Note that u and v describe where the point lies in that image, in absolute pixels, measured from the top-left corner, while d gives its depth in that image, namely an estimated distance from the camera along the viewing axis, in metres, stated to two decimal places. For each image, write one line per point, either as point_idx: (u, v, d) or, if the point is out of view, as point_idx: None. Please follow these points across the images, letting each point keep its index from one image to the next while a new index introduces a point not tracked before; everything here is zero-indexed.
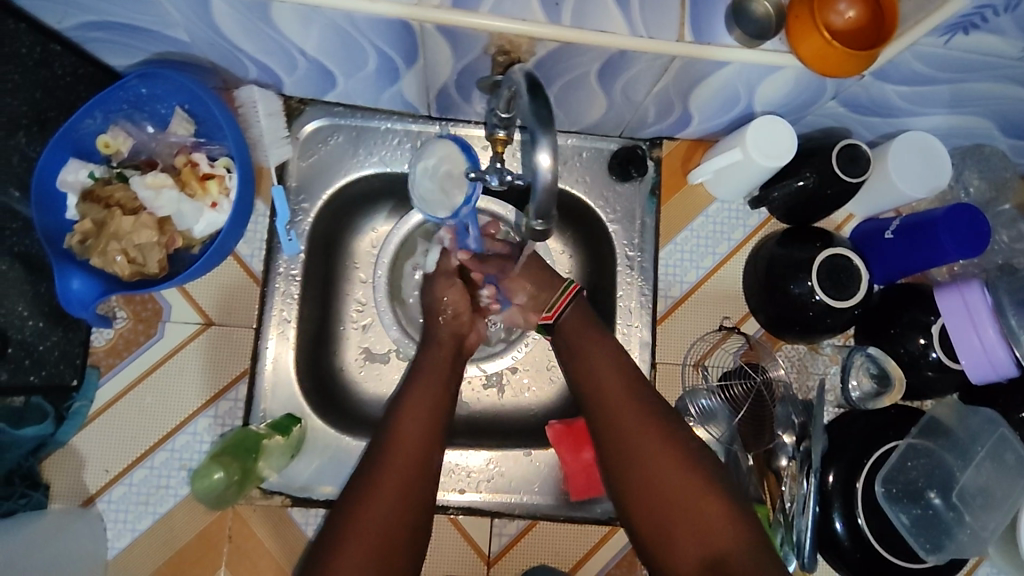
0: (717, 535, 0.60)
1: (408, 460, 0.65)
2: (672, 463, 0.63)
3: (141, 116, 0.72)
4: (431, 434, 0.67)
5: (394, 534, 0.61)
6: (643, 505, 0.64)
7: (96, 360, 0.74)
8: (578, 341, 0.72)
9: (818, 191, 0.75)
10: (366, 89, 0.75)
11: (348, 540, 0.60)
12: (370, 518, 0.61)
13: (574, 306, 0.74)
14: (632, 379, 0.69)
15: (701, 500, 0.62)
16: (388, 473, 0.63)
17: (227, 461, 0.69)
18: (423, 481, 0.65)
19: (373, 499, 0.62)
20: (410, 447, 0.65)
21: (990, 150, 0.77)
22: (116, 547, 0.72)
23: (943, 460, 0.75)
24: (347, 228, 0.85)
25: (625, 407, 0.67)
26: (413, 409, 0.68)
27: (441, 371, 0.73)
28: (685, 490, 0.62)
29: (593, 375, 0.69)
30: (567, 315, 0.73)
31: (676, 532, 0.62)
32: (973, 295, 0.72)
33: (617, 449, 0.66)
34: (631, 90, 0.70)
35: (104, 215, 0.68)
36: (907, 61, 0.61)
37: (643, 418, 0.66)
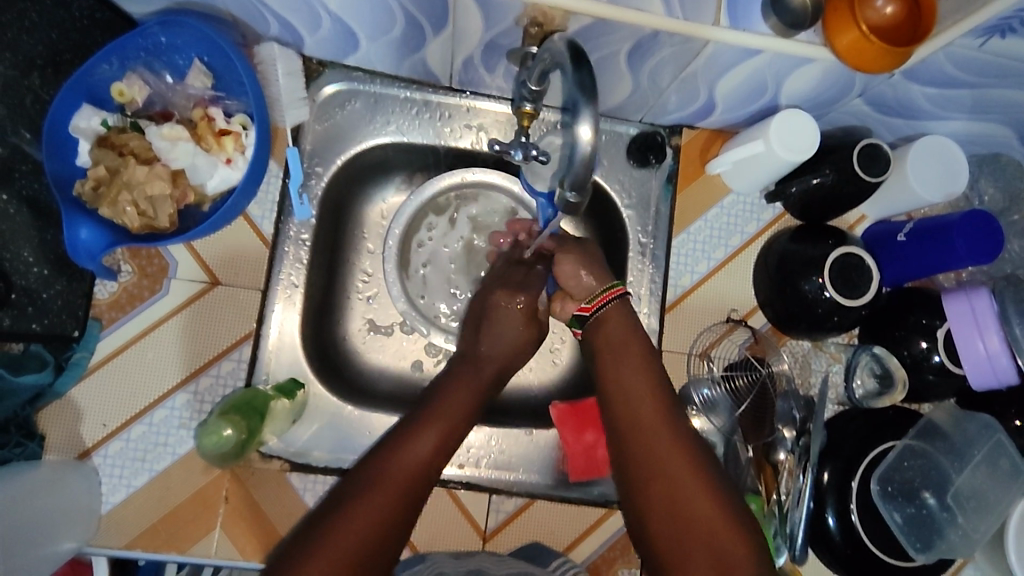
0: (720, 542, 0.58)
1: (417, 455, 0.64)
2: (686, 467, 0.62)
3: (160, 65, 0.70)
4: (453, 437, 0.67)
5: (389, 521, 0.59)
6: (653, 503, 0.62)
7: (98, 313, 0.73)
8: (613, 338, 0.71)
9: (835, 188, 0.75)
10: (389, 54, 0.74)
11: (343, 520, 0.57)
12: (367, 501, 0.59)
13: (616, 305, 0.72)
14: (657, 382, 0.68)
15: (710, 508, 0.60)
16: (399, 464, 0.62)
17: (233, 418, 0.67)
18: (430, 473, 0.64)
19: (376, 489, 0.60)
20: (424, 441, 0.65)
21: (1007, 158, 0.78)
22: (110, 501, 0.71)
23: (939, 462, 0.76)
24: (358, 198, 0.84)
25: (646, 409, 0.66)
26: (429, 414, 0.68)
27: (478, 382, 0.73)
28: (693, 492, 0.61)
29: (620, 375, 0.69)
30: (607, 310, 0.72)
31: (688, 535, 0.59)
32: (980, 302, 0.72)
33: (638, 451, 0.64)
34: (658, 73, 0.69)
35: (118, 162, 0.67)
36: (938, 62, 0.61)
37: (661, 415, 0.66)
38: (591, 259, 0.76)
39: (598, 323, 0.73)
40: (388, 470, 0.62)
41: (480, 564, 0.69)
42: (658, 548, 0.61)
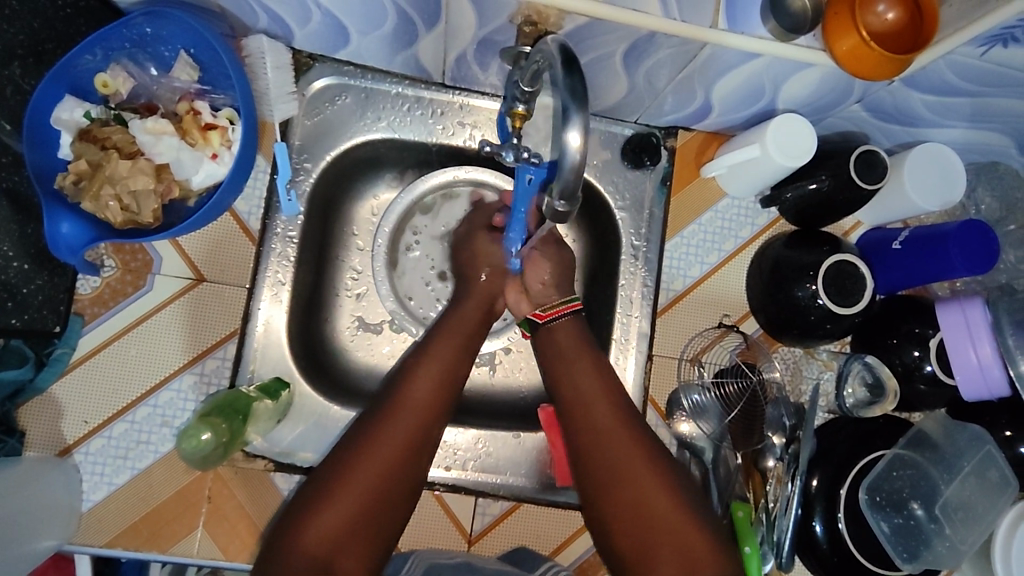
0: (688, 546, 0.59)
1: (386, 454, 0.61)
2: (649, 475, 0.62)
3: (144, 57, 0.69)
4: (431, 426, 0.65)
5: (384, 494, 0.60)
6: (614, 508, 0.62)
7: (79, 309, 0.71)
8: (561, 346, 0.71)
9: (831, 195, 0.74)
10: (380, 49, 0.72)
11: (336, 497, 0.58)
12: (365, 465, 0.60)
13: (568, 319, 0.72)
14: (615, 390, 0.68)
15: (674, 514, 0.60)
16: (397, 424, 0.63)
17: (214, 421, 0.66)
18: (413, 467, 0.62)
19: (336, 494, 0.58)
20: (392, 433, 0.62)
21: (1004, 168, 0.77)
22: (91, 499, 0.70)
23: (928, 473, 0.75)
24: (347, 195, 0.83)
25: (602, 414, 0.66)
26: (422, 369, 0.67)
27: (450, 355, 0.69)
28: (654, 500, 0.61)
29: (573, 381, 0.68)
30: (557, 324, 0.72)
31: (653, 541, 0.60)
32: (974, 311, 0.72)
33: (596, 460, 0.64)
34: (654, 75, 0.68)
35: (100, 156, 0.65)
36: (938, 69, 0.60)
37: (617, 422, 0.65)
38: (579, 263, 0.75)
39: (551, 333, 0.72)
40: (388, 429, 0.62)
41: (468, 560, 0.70)
42: (620, 548, 0.62)
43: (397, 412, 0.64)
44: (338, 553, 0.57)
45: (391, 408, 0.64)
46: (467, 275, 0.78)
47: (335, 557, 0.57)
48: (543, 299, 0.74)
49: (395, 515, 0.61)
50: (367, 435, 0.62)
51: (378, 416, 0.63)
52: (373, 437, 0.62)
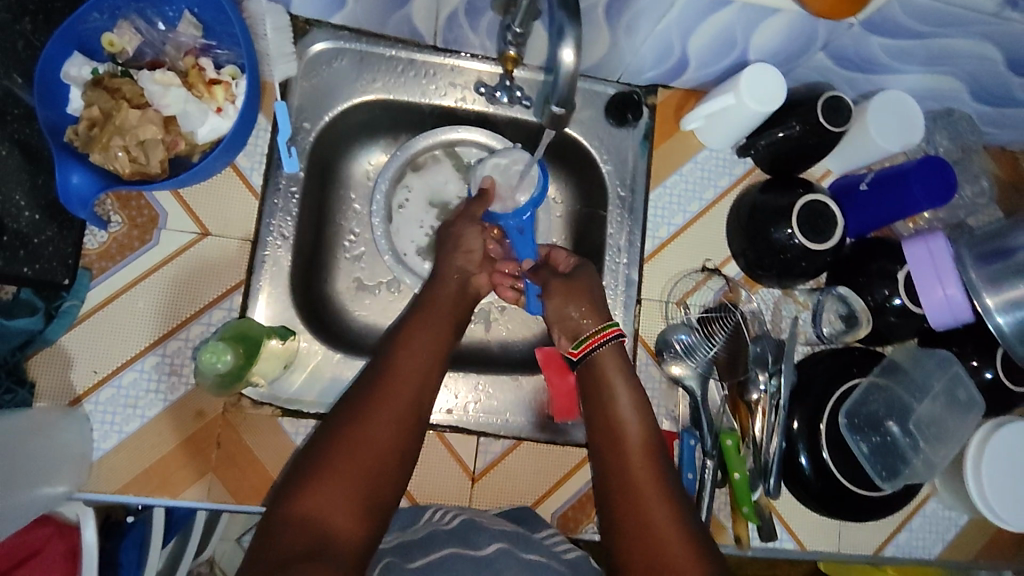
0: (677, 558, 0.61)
1: (381, 426, 0.63)
2: (660, 493, 0.65)
3: (152, 13, 0.71)
4: (422, 400, 0.67)
5: (386, 468, 0.62)
6: (624, 513, 0.65)
7: (88, 263, 0.73)
8: (603, 372, 0.72)
9: (802, 140, 0.79)
10: (375, 11, 0.76)
11: (341, 460, 0.61)
12: (361, 438, 0.62)
13: (611, 348, 0.72)
14: (643, 407, 0.71)
15: (672, 527, 0.63)
16: (395, 389, 0.66)
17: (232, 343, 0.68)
18: (408, 444, 0.65)
19: (334, 462, 0.60)
20: (386, 408, 0.64)
21: (959, 114, 0.84)
22: (102, 448, 0.72)
23: (902, 398, 0.80)
24: (343, 157, 0.86)
25: (630, 431, 0.69)
26: (410, 343, 0.70)
27: (438, 333, 0.72)
28: (662, 522, 0.63)
29: (604, 400, 0.71)
30: (598, 354, 0.72)
31: (651, 554, 0.62)
32: (937, 244, 0.77)
33: (614, 468, 0.68)
34: (635, 26, 0.73)
35: (111, 105, 0.68)
36: (893, 12, 0.65)
37: (642, 439, 0.69)
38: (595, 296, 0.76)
39: (592, 362, 0.72)
40: (383, 400, 0.65)
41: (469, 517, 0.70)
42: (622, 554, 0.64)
43: (387, 383, 0.66)
44: (333, 518, 0.58)
45: (385, 374, 0.67)
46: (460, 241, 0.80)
47: (330, 521, 0.58)
48: (575, 331, 0.75)
49: (394, 483, 0.62)
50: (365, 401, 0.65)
51: (372, 381, 0.66)
52: (367, 412, 0.64)
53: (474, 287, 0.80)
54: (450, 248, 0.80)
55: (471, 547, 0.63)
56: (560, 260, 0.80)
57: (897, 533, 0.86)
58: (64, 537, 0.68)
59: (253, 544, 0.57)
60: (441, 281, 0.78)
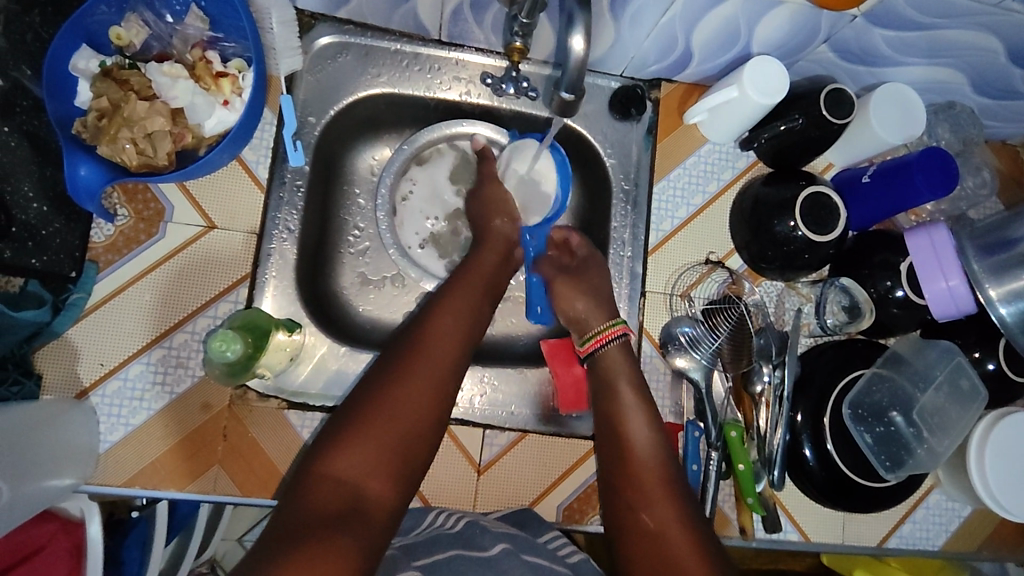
0: (682, 551, 0.62)
1: (426, 382, 0.64)
2: (662, 490, 0.67)
3: (159, 5, 0.72)
4: (461, 361, 0.68)
5: (424, 428, 0.63)
6: (631, 510, 0.67)
7: (95, 255, 0.73)
8: (609, 373, 0.76)
9: (804, 132, 0.79)
10: (381, 5, 0.77)
11: (383, 419, 0.61)
12: (405, 392, 0.63)
13: (616, 345, 0.77)
14: (648, 405, 0.74)
15: (677, 523, 0.64)
16: (430, 354, 0.67)
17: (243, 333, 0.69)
18: (447, 404, 0.66)
19: (377, 415, 0.61)
20: (428, 364, 0.66)
21: (960, 106, 0.85)
22: (108, 441, 0.72)
23: (905, 388, 0.81)
24: (348, 151, 0.87)
25: (637, 430, 0.71)
26: (451, 307, 0.71)
27: (474, 298, 0.74)
28: (666, 518, 0.65)
29: (612, 398, 0.74)
30: (603, 352, 0.77)
31: (655, 553, 0.63)
32: (940, 235, 0.78)
33: (621, 469, 0.70)
34: (639, 19, 0.73)
35: (120, 96, 0.68)
36: (896, 3, 0.66)
37: (649, 434, 0.71)
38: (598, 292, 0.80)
39: (598, 359, 0.77)
40: (425, 358, 0.66)
41: (473, 519, 0.70)
42: (629, 551, 0.65)
43: (429, 340, 0.67)
44: (369, 479, 0.58)
45: (423, 341, 0.67)
46: (503, 205, 0.83)
47: (366, 483, 0.58)
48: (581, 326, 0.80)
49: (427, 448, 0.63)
50: (402, 368, 0.65)
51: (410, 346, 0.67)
52: (407, 369, 0.65)
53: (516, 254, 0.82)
54: (491, 213, 0.83)
55: (475, 548, 0.64)
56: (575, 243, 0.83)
57: (901, 525, 0.86)
58: (69, 533, 0.67)
59: (286, 501, 0.57)
60: (483, 251, 0.80)
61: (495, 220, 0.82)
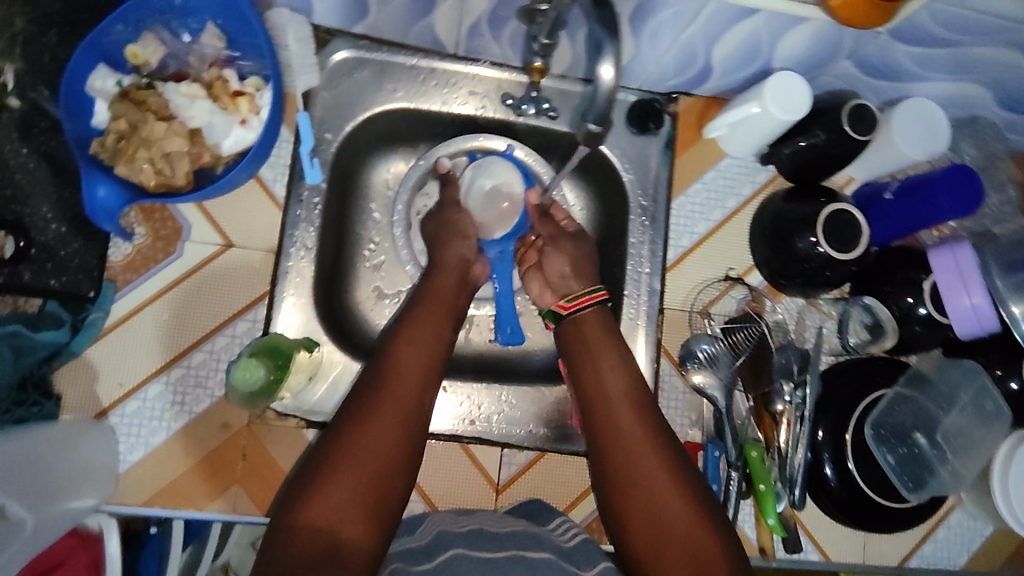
0: (695, 544, 0.63)
1: (386, 420, 0.64)
2: (666, 476, 0.66)
3: (176, 25, 0.71)
4: (427, 392, 0.68)
5: (392, 463, 0.62)
6: (632, 500, 0.66)
7: (113, 275, 0.73)
8: (591, 348, 0.74)
9: (825, 148, 0.79)
10: (398, 20, 0.76)
11: (347, 463, 0.61)
12: (368, 434, 0.63)
13: (594, 310, 0.76)
14: (636, 383, 0.72)
15: (686, 514, 0.65)
16: (388, 391, 0.66)
17: (264, 361, 0.69)
18: (415, 433, 0.65)
19: (342, 460, 0.61)
20: (387, 403, 0.65)
21: (984, 120, 0.83)
22: (127, 460, 0.72)
23: (927, 408, 0.80)
24: (363, 165, 0.86)
25: (624, 415, 0.69)
26: (410, 338, 0.70)
27: (435, 324, 0.73)
28: (673, 507, 0.65)
29: (598, 378, 0.72)
30: (585, 313, 0.76)
31: (667, 546, 0.64)
32: (963, 253, 0.76)
33: (614, 451, 0.68)
34: (659, 35, 0.73)
35: (138, 117, 0.68)
36: (923, 20, 0.65)
37: (639, 420, 0.69)
38: (583, 260, 0.80)
39: (579, 323, 0.76)
40: (384, 396, 0.65)
41: (480, 526, 0.70)
42: (636, 544, 0.66)
43: (387, 379, 0.67)
44: (343, 524, 0.59)
45: (382, 378, 0.67)
46: (458, 228, 0.81)
47: (340, 528, 0.58)
48: (564, 290, 0.80)
49: (401, 484, 0.63)
50: (366, 404, 0.65)
51: (370, 387, 0.66)
52: (367, 410, 0.64)
53: (473, 276, 0.80)
54: (447, 237, 0.80)
55: (479, 548, 0.64)
56: (561, 215, 0.84)
57: (922, 545, 0.85)
58: (86, 548, 0.65)
59: (262, 555, 0.57)
60: (439, 275, 0.77)
61: (452, 242, 0.80)
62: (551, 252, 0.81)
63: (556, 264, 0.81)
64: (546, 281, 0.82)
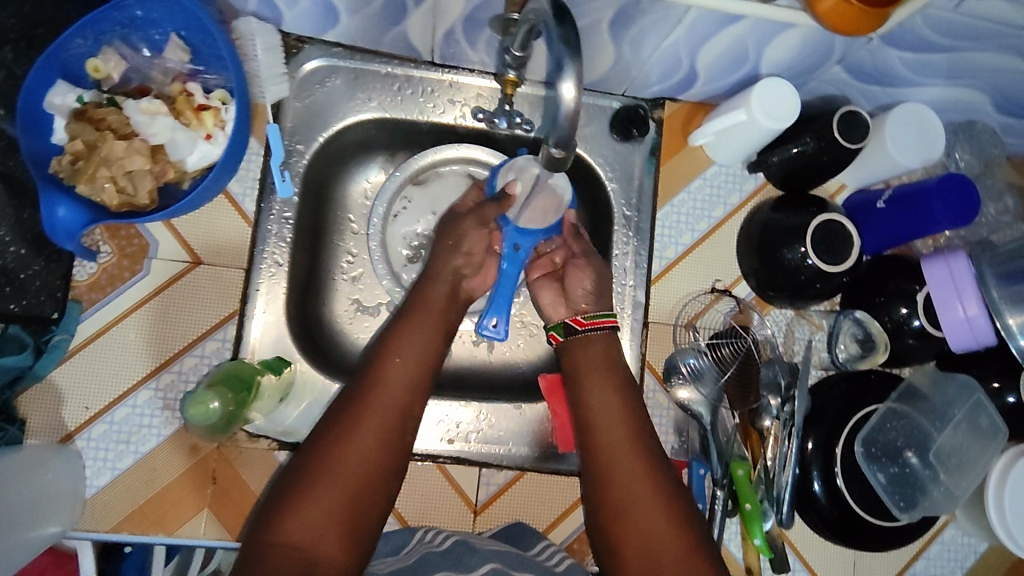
0: (684, 564, 0.61)
1: (369, 433, 0.62)
2: (657, 493, 0.65)
3: (136, 38, 0.68)
4: (414, 406, 0.66)
5: (372, 482, 0.61)
6: (624, 516, 0.65)
7: (77, 294, 0.71)
8: (591, 366, 0.72)
9: (815, 157, 0.76)
10: (371, 29, 0.73)
11: (326, 480, 0.59)
12: (349, 449, 0.61)
13: (608, 333, 0.74)
14: (631, 398, 0.71)
15: (675, 533, 0.63)
16: (377, 406, 0.64)
17: (223, 391, 0.66)
18: (398, 450, 0.63)
19: (322, 477, 0.59)
20: (371, 417, 0.63)
21: (981, 125, 0.80)
22: (95, 485, 0.70)
23: (920, 423, 0.77)
24: (339, 177, 0.83)
25: (618, 431, 0.68)
26: (397, 349, 0.68)
27: (427, 334, 0.70)
28: (663, 525, 0.63)
29: (597, 393, 0.71)
30: (598, 335, 0.74)
31: (655, 566, 0.62)
32: (958, 264, 0.73)
33: (608, 468, 0.67)
34: (641, 42, 0.70)
35: (95, 137, 0.66)
36: (916, 26, 0.61)
37: (634, 436, 0.68)
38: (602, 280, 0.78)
39: (582, 342, 0.74)
40: (367, 410, 0.63)
41: (461, 539, 0.69)
42: (623, 562, 0.64)
43: (371, 392, 0.65)
44: (319, 544, 0.57)
45: (370, 389, 0.65)
46: (459, 235, 0.75)
47: (316, 548, 0.57)
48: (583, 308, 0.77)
49: (380, 503, 0.61)
50: (349, 418, 0.63)
51: (358, 399, 0.64)
52: (349, 424, 0.62)
53: (468, 289, 0.76)
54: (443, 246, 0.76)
55: (462, 567, 0.62)
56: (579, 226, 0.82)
57: (915, 562, 0.83)
58: (61, 566, 0.67)
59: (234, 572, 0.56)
60: (433, 282, 0.74)
61: (449, 247, 0.75)
62: (572, 266, 0.78)
63: (578, 281, 0.77)
64: (565, 298, 0.79)
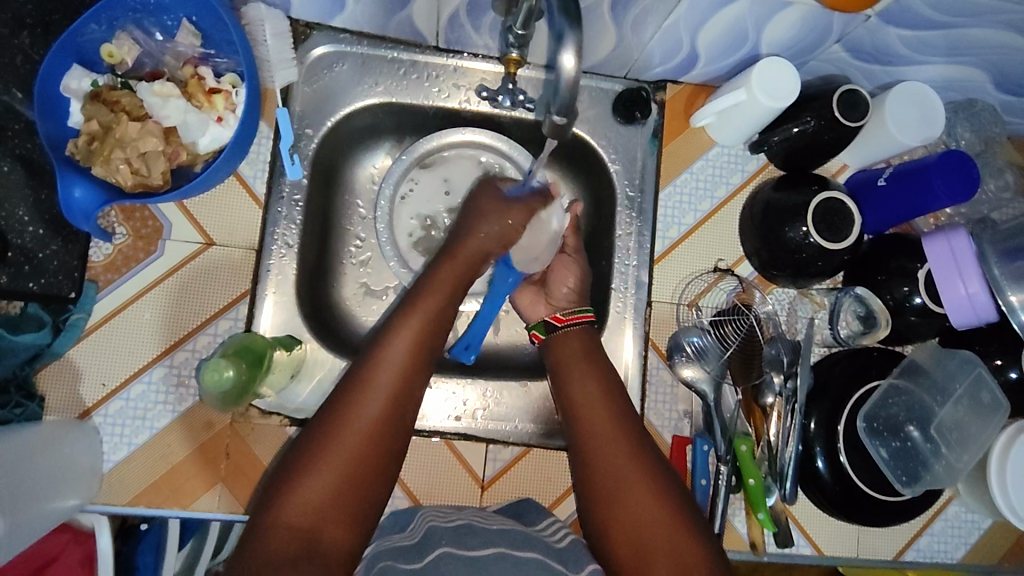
0: (677, 546, 0.62)
1: (372, 411, 0.63)
2: (645, 478, 0.66)
3: (149, 23, 0.70)
4: (417, 382, 0.66)
5: (374, 461, 0.62)
6: (612, 503, 0.66)
7: (94, 275, 0.73)
8: (569, 361, 0.75)
9: (816, 135, 0.76)
10: (377, 14, 0.75)
11: (328, 460, 0.60)
12: (350, 429, 0.62)
13: (581, 329, 0.76)
14: (611, 389, 0.72)
15: (665, 516, 0.64)
16: (381, 384, 0.64)
17: (234, 360, 0.68)
18: (400, 426, 0.64)
19: (325, 457, 0.60)
20: (376, 396, 0.64)
21: (982, 104, 0.81)
22: (111, 460, 0.72)
23: (921, 399, 0.78)
24: (347, 161, 0.85)
25: (600, 421, 0.70)
26: (402, 326, 0.68)
27: (434, 310, 0.70)
28: (653, 510, 0.64)
29: (578, 385, 0.72)
30: (578, 328, 0.76)
31: (648, 549, 0.63)
32: (959, 241, 0.74)
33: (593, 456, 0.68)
34: (641, 23, 0.71)
35: (110, 119, 0.68)
36: (912, 3, 0.62)
37: (617, 425, 0.70)
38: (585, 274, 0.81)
39: (557, 341, 0.76)
40: (369, 390, 0.64)
41: (469, 521, 0.69)
42: (615, 549, 0.64)
43: (376, 370, 0.65)
44: (324, 523, 0.58)
45: (374, 366, 0.65)
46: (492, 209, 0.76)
47: (320, 528, 0.58)
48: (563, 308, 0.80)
49: (384, 480, 0.62)
50: (352, 397, 0.64)
51: (361, 377, 0.65)
52: (353, 404, 0.63)
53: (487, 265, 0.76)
54: (476, 219, 0.76)
55: (464, 547, 0.63)
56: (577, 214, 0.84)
57: (918, 538, 0.84)
58: (81, 544, 0.70)
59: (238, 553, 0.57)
60: (447, 262, 0.74)
61: (476, 228, 0.75)
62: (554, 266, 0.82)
63: (561, 280, 0.81)
64: (546, 297, 0.82)
